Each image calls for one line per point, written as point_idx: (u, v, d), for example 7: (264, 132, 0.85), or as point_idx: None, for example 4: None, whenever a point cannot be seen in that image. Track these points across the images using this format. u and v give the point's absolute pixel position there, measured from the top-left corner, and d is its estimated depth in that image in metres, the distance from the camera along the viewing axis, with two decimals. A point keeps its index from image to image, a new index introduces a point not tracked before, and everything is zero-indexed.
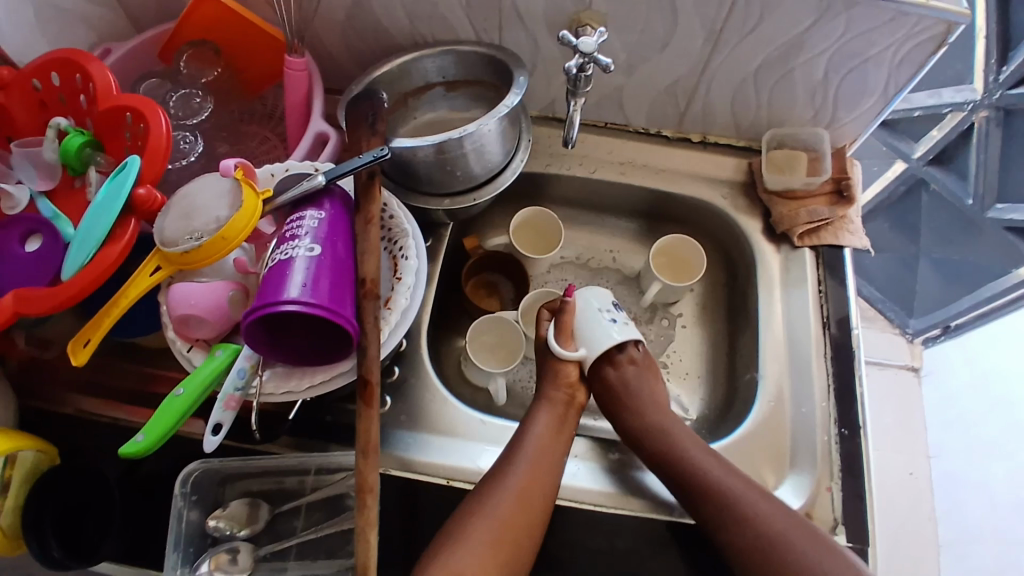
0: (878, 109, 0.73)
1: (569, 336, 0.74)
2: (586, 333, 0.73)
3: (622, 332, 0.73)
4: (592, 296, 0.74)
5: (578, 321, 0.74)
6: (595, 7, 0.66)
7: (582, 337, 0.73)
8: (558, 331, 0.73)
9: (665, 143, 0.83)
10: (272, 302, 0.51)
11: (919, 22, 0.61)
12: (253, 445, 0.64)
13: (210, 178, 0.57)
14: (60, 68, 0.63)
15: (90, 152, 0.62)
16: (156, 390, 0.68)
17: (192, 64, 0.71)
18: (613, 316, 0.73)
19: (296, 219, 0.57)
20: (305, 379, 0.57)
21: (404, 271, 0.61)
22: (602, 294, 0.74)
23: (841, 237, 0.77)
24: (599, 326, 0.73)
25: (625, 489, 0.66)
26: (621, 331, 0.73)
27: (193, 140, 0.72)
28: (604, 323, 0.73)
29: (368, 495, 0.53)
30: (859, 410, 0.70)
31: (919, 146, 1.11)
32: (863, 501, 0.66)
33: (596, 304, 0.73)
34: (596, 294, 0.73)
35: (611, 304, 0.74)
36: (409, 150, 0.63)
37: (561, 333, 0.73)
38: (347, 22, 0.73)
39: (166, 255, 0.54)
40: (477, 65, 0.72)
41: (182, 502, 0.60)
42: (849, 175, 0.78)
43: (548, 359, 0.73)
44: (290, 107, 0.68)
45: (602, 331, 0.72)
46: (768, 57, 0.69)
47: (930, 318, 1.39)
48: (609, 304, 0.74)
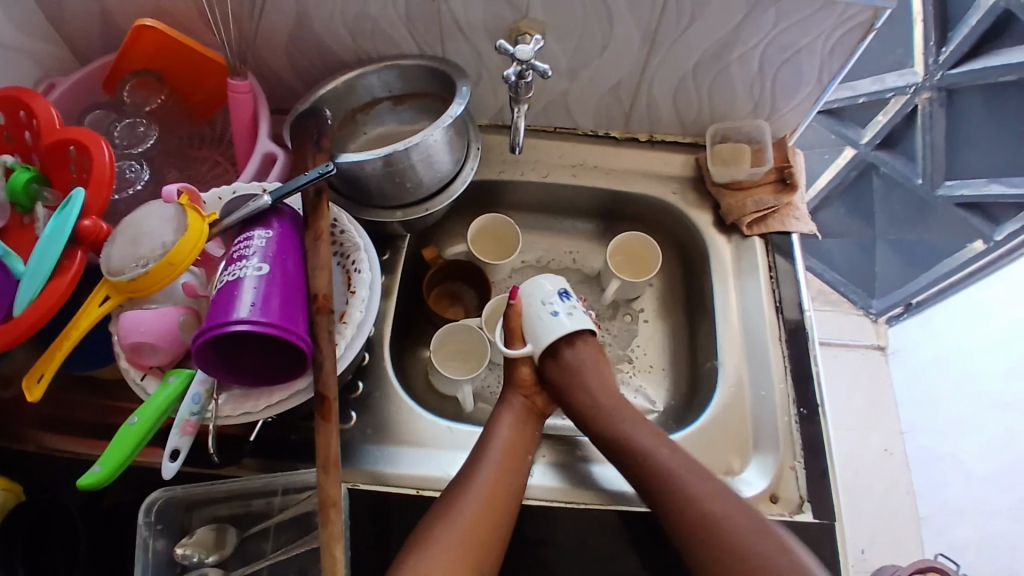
0: (814, 98, 0.76)
1: (519, 336, 0.74)
2: (531, 328, 0.73)
3: (566, 322, 0.72)
4: (535, 289, 0.73)
5: (525, 319, 0.73)
6: (533, 15, 0.68)
7: (529, 334, 0.73)
8: (507, 333, 0.74)
9: (614, 144, 0.85)
10: (223, 323, 0.51)
11: (847, 9, 0.63)
12: (214, 470, 0.63)
13: (154, 206, 0.56)
14: (5, 106, 0.63)
15: (37, 187, 0.62)
16: (114, 422, 0.67)
17: (136, 93, 0.72)
18: (557, 308, 0.72)
19: (244, 239, 0.57)
20: (262, 399, 0.57)
21: (358, 284, 0.62)
22: (545, 285, 0.73)
23: (788, 223, 0.79)
24: (542, 320, 0.72)
25: (582, 484, 0.67)
26: (564, 322, 0.71)
27: (139, 168, 0.72)
28: (547, 315, 0.72)
29: (332, 510, 0.53)
30: (816, 389, 0.72)
31: (866, 132, 1.15)
32: (826, 478, 0.68)
33: (538, 298, 0.72)
34: (536, 286, 0.73)
35: (557, 295, 0.73)
36: (356, 165, 0.64)
37: (510, 334, 0.74)
38: (290, 42, 0.74)
39: (113, 284, 0.54)
40: (421, 78, 0.74)
41: (146, 532, 0.60)
42: (792, 164, 0.81)
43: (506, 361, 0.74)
44: (238, 128, 0.69)
45: (544, 325, 0.72)
46: (704, 53, 0.71)
47: (891, 298, 1.44)
48: (552, 295, 0.72)
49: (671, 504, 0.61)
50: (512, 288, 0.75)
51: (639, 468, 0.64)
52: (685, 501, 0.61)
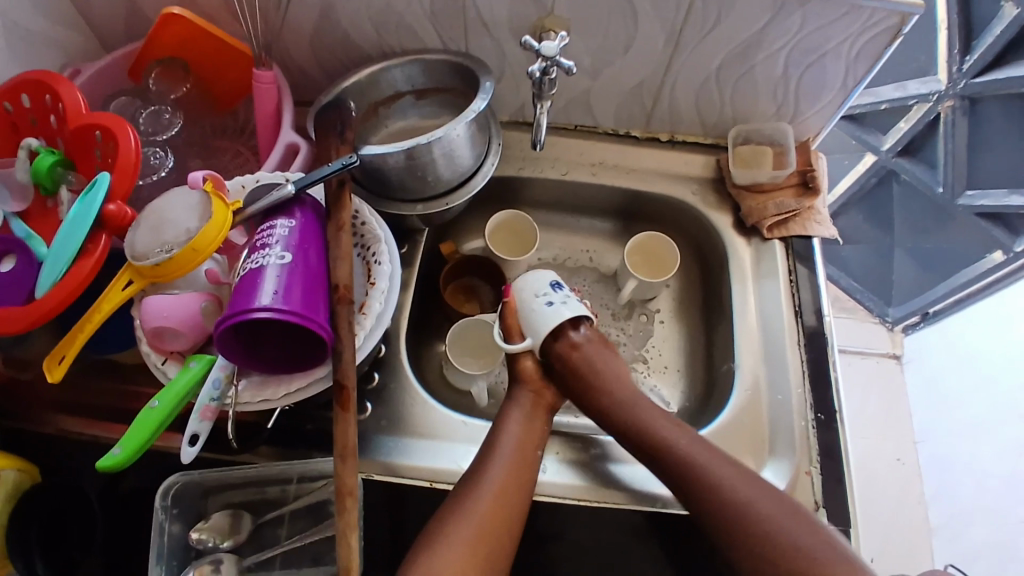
0: (838, 102, 0.75)
1: (516, 331, 0.74)
2: (527, 321, 0.73)
3: (560, 311, 0.72)
4: (527, 284, 0.73)
5: (521, 314, 0.73)
6: (557, 13, 0.68)
7: (526, 327, 0.73)
8: (503, 330, 0.74)
9: (635, 143, 0.85)
10: (245, 310, 0.51)
11: (874, 14, 0.63)
12: (231, 456, 0.64)
13: (178, 193, 0.57)
14: (32, 90, 0.64)
15: (62, 171, 0.62)
16: (133, 406, 0.67)
17: (161, 82, 0.72)
18: (550, 299, 0.72)
19: (267, 228, 0.57)
20: (280, 388, 0.57)
21: (378, 276, 0.62)
22: (539, 279, 0.74)
23: (809, 228, 0.79)
24: (536, 311, 0.72)
25: (606, 483, 0.66)
26: (558, 312, 0.71)
27: (163, 155, 0.72)
28: (540, 306, 0.72)
29: (348, 499, 0.53)
30: (834, 393, 0.72)
31: (887, 139, 1.14)
32: (842, 484, 0.67)
33: (530, 290, 0.73)
34: (529, 280, 0.73)
35: (549, 287, 0.73)
36: (380, 157, 0.64)
37: (507, 330, 0.74)
38: (315, 34, 0.74)
39: (137, 269, 0.54)
40: (445, 73, 0.74)
41: (162, 516, 0.60)
42: (814, 167, 0.80)
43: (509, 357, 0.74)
44: (262, 118, 0.69)
45: (538, 316, 0.72)
46: (729, 54, 0.70)
47: (907, 307, 1.42)
48: (545, 287, 0.73)
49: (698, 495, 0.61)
50: (506, 287, 0.75)
51: (660, 460, 0.64)
52: (710, 492, 0.61)
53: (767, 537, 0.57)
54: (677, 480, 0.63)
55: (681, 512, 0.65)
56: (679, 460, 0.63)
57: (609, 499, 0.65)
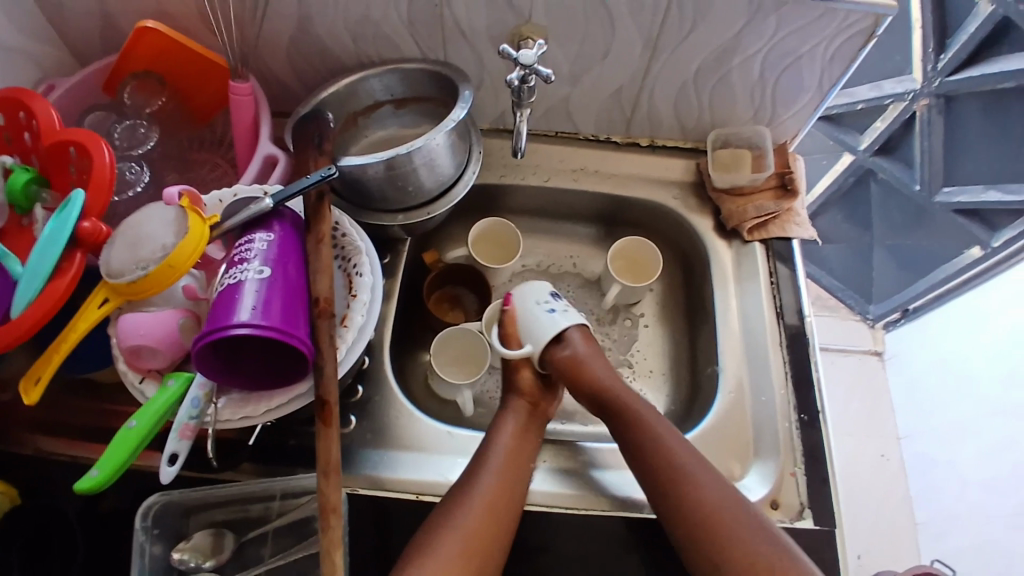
0: (814, 104, 0.76)
1: (515, 337, 0.73)
2: (528, 329, 0.72)
3: (562, 318, 0.72)
4: (527, 293, 0.74)
5: (521, 321, 0.73)
6: (535, 20, 0.68)
7: (526, 335, 0.72)
8: (502, 335, 0.73)
9: (615, 149, 0.85)
10: (223, 326, 0.50)
11: (847, 17, 0.64)
12: (213, 475, 0.63)
13: (154, 209, 0.56)
14: (4, 107, 0.63)
15: (36, 188, 0.61)
16: (112, 426, 0.66)
17: (137, 95, 0.71)
18: (551, 306, 0.72)
19: (245, 242, 0.57)
20: (262, 404, 0.57)
21: (359, 288, 0.62)
22: (538, 288, 0.74)
23: (788, 230, 0.80)
24: (538, 318, 0.72)
25: (593, 491, 0.67)
26: (560, 319, 0.71)
27: (139, 170, 0.71)
28: (542, 313, 0.72)
29: (332, 515, 0.52)
30: (817, 395, 0.72)
31: (864, 139, 1.15)
32: (826, 485, 0.68)
33: (531, 297, 0.73)
34: (529, 289, 0.73)
35: (549, 296, 0.74)
36: (358, 168, 0.64)
37: (507, 338, 0.73)
38: (292, 45, 0.74)
39: (113, 287, 0.54)
40: (423, 82, 0.74)
41: (142, 537, 0.59)
42: (792, 170, 0.81)
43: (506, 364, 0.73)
44: (239, 130, 0.69)
45: (541, 323, 0.71)
46: (706, 59, 0.71)
47: (888, 304, 1.43)
48: (545, 295, 0.73)
49: (678, 498, 0.61)
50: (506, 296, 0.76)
51: (645, 466, 0.64)
52: (690, 494, 0.61)
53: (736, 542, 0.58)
54: (662, 484, 0.62)
55: (649, 517, 0.65)
56: (662, 463, 0.63)
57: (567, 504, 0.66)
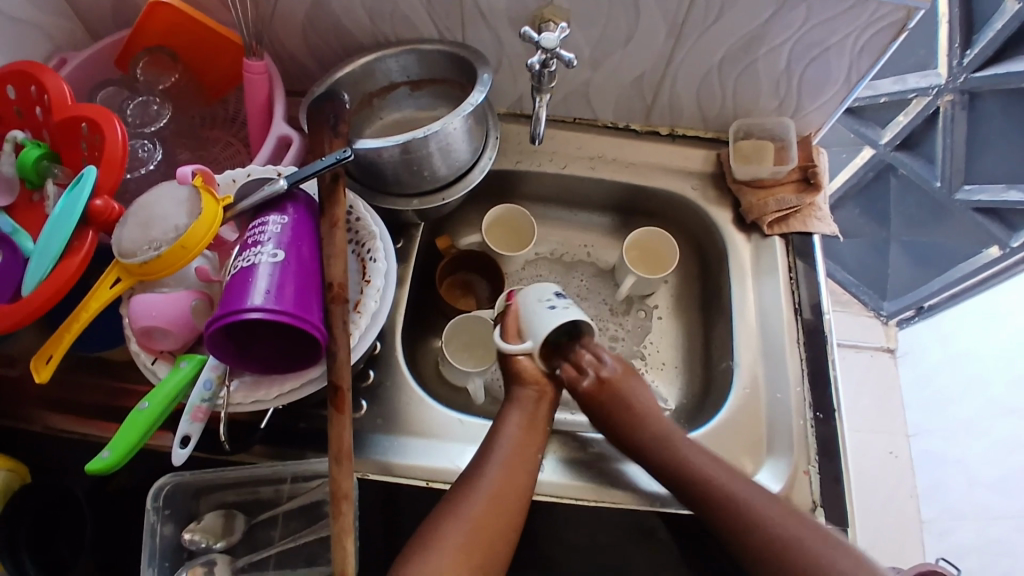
0: (841, 97, 0.74)
1: (515, 333, 0.71)
2: (528, 324, 0.70)
3: (561, 315, 0.68)
4: (532, 290, 0.71)
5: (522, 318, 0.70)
6: (557, 3, 0.66)
7: (527, 332, 0.70)
8: (503, 331, 0.71)
9: (634, 137, 0.84)
10: (236, 310, 0.50)
11: (879, 8, 0.61)
12: (224, 456, 0.63)
13: (167, 188, 0.55)
14: (16, 80, 0.62)
15: (47, 164, 0.61)
16: (123, 405, 0.66)
17: (149, 71, 0.70)
18: (553, 303, 0.69)
19: (259, 224, 0.56)
20: (274, 388, 0.56)
21: (373, 273, 0.61)
22: (544, 286, 0.71)
23: (810, 224, 0.78)
24: (537, 316, 0.69)
25: (613, 484, 0.66)
26: (559, 317, 0.68)
27: (151, 147, 0.71)
28: (542, 310, 0.69)
29: (344, 502, 0.52)
30: (832, 393, 0.71)
31: (885, 133, 1.13)
32: (839, 483, 0.67)
33: (535, 295, 0.70)
34: (534, 286, 0.71)
35: (553, 293, 0.70)
36: (374, 151, 0.62)
37: (506, 332, 0.71)
38: (307, 22, 0.72)
39: (125, 266, 0.53)
40: (441, 64, 0.72)
41: (154, 517, 0.59)
42: (815, 163, 0.79)
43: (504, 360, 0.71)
44: (253, 110, 0.67)
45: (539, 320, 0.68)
46: (732, 47, 0.69)
47: (902, 300, 1.42)
48: (549, 293, 0.70)
49: None
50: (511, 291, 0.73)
51: None
52: None
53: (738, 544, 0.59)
54: None
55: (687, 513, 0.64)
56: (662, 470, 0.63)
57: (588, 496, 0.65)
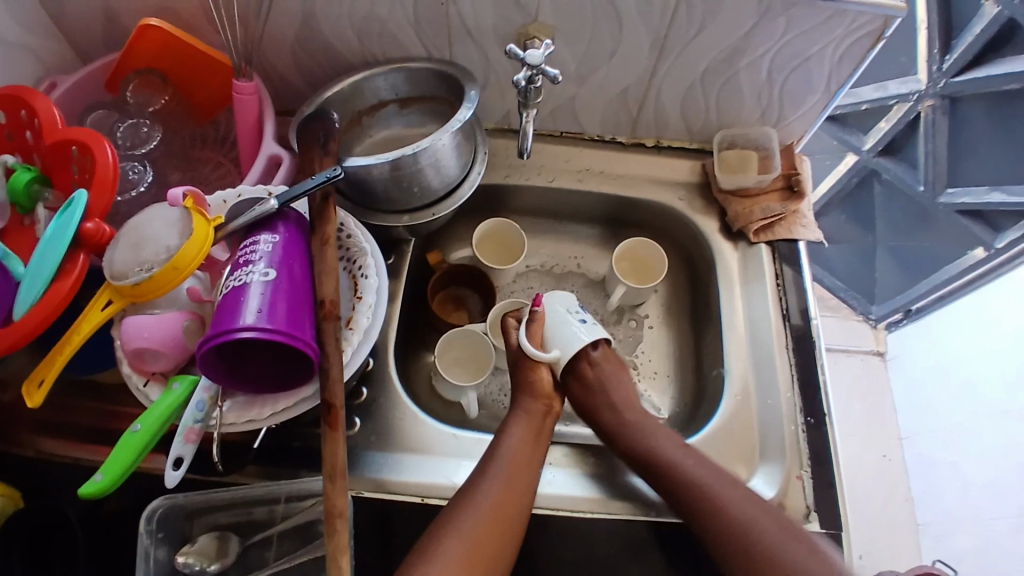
0: (822, 105, 0.75)
1: (539, 341, 0.73)
2: (555, 334, 0.73)
3: (592, 330, 0.74)
4: (556, 300, 0.75)
5: (549, 325, 0.74)
6: (542, 19, 0.67)
7: (553, 339, 0.73)
8: (528, 336, 0.73)
9: (620, 149, 0.85)
10: (228, 330, 0.50)
11: (858, 17, 0.63)
12: (217, 477, 0.62)
13: (158, 209, 0.56)
14: (6, 105, 0.62)
15: (38, 188, 0.61)
16: (115, 427, 0.66)
17: (139, 93, 0.71)
18: (581, 317, 0.75)
19: (250, 243, 0.56)
20: (267, 407, 0.56)
21: (365, 289, 0.61)
22: (568, 297, 0.76)
23: (795, 231, 0.79)
24: (569, 327, 0.73)
25: (611, 494, 0.67)
26: (591, 330, 0.74)
27: (142, 169, 0.71)
28: (574, 323, 0.74)
29: (338, 520, 0.52)
30: (823, 399, 0.72)
31: (868, 139, 1.15)
32: (833, 487, 0.67)
33: (564, 306, 0.75)
34: (560, 297, 0.75)
35: (578, 307, 0.76)
36: (364, 169, 0.63)
37: (531, 336, 0.73)
38: (296, 42, 0.73)
39: (117, 288, 0.53)
40: (429, 81, 0.73)
41: (147, 540, 0.59)
42: (799, 171, 0.80)
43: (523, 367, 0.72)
44: (243, 131, 0.68)
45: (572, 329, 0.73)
46: (714, 59, 0.70)
47: (891, 304, 1.43)
48: (575, 306, 0.75)
49: None
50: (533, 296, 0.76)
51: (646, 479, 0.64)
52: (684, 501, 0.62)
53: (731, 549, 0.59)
54: None
55: (677, 522, 0.65)
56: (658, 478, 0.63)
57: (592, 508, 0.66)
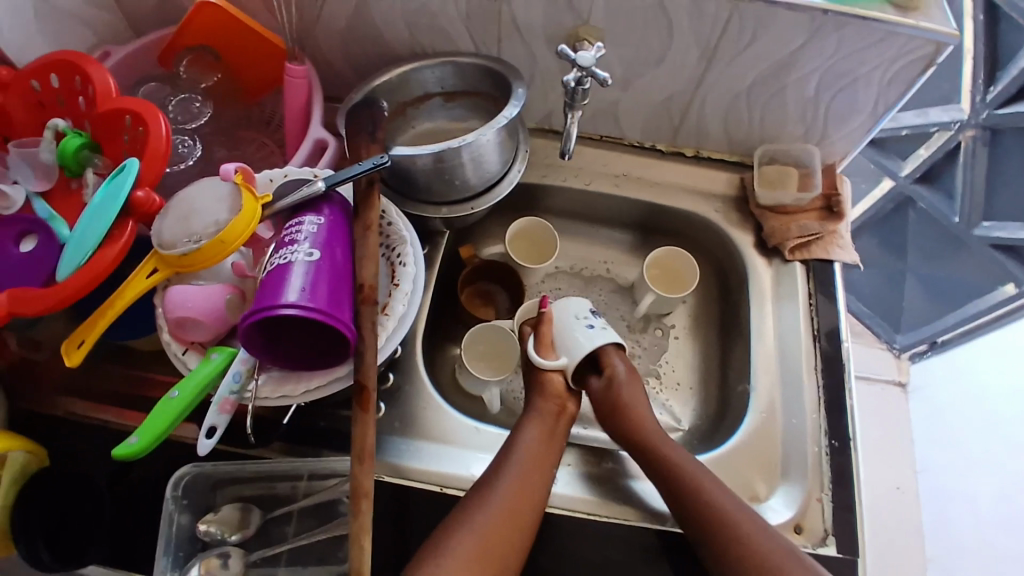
0: (867, 127, 0.75)
1: (550, 347, 0.74)
2: (563, 340, 0.74)
3: (599, 336, 0.73)
4: (568, 306, 0.75)
5: (557, 330, 0.74)
6: (592, 22, 0.67)
7: (563, 345, 0.74)
8: (537, 343, 0.73)
9: (659, 157, 0.85)
10: (270, 306, 0.51)
11: (908, 42, 0.63)
12: (248, 450, 0.64)
13: (209, 183, 0.57)
14: (61, 70, 0.63)
15: (87, 154, 0.62)
16: (145, 394, 0.67)
17: (192, 69, 0.73)
18: (591, 322, 0.74)
19: (295, 224, 0.57)
20: (300, 385, 0.57)
21: (402, 277, 0.62)
22: (579, 303, 0.76)
23: (832, 252, 0.78)
24: (576, 332, 0.73)
25: (617, 498, 0.67)
26: (599, 336, 0.73)
27: (191, 144, 0.72)
28: (581, 328, 0.73)
29: (363, 500, 0.53)
30: (849, 423, 0.71)
31: (906, 165, 1.14)
32: (852, 512, 0.67)
33: (571, 312, 0.75)
34: (570, 302, 0.75)
35: (588, 312, 0.75)
36: (409, 158, 0.64)
37: (542, 343, 0.73)
38: (348, 31, 0.74)
39: (163, 257, 0.54)
40: (475, 76, 0.74)
41: (171, 505, 0.60)
42: (839, 192, 0.80)
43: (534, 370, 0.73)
44: (290, 114, 0.69)
45: (581, 335, 0.73)
46: (762, 73, 0.70)
47: (915, 334, 1.42)
48: (585, 311, 0.75)
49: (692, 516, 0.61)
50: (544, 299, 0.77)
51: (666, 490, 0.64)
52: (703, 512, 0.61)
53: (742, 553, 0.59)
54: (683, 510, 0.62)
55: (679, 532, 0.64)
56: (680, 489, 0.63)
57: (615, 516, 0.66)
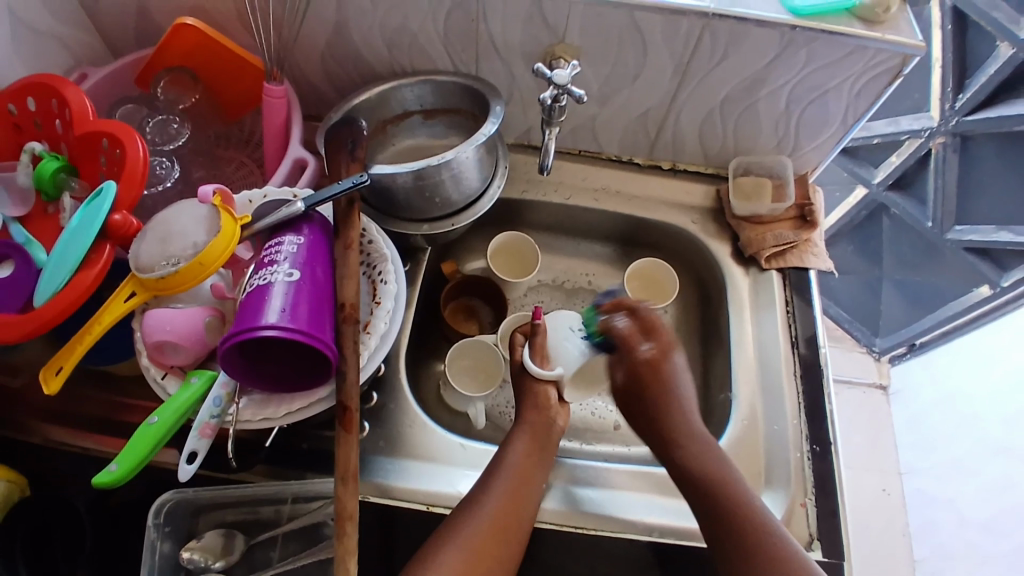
0: (837, 138, 0.77)
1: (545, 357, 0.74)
2: (557, 352, 0.75)
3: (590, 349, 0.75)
4: (560, 318, 0.77)
5: (552, 342, 0.75)
6: (569, 40, 0.69)
7: (557, 357, 0.74)
8: (532, 351, 0.73)
9: (638, 170, 0.86)
10: (251, 327, 0.51)
11: (877, 55, 0.65)
12: (228, 475, 0.63)
13: (187, 205, 0.57)
14: (37, 93, 0.63)
15: (65, 177, 0.62)
16: (125, 419, 0.66)
17: (170, 90, 0.72)
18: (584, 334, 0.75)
19: (275, 244, 0.57)
20: (282, 406, 0.57)
21: (384, 295, 0.62)
22: (570, 315, 0.77)
23: (807, 260, 0.80)
24: (568, 346, 0.75)
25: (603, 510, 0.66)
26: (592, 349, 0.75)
27: (170, 165, 0.72)
28: (574, 341, 0.75)
29: (348, 523, 0.52)
30: (830, 427, 0.72)
31: (878, 172, 1.16)
32: (836, 516, 0.67)
33: (565, 325, 0.76)
34: (563, 315, 0.77)
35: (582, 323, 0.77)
36: (389, 176, 0.64)
37: (535, 353, 0.73)
38: (327, 49, 0.75)
39: (141, 280, 0.54)
40: (454, 95, 0.75)
41: (154, 534, 0.59)
42: (812, 201, 0.81)
43: (523, 377, 0.73)
44: (270, 132, 0.69)
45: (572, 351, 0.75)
46: (736, 87, 0.72)
47: (895, 337, 1.44)
48: (579, 322, 0.76)
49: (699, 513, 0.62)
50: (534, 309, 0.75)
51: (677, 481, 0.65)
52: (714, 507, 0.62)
53: (752, 533, 0.59)
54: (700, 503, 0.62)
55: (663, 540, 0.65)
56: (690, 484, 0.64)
57: (607, 527, 0.65)
